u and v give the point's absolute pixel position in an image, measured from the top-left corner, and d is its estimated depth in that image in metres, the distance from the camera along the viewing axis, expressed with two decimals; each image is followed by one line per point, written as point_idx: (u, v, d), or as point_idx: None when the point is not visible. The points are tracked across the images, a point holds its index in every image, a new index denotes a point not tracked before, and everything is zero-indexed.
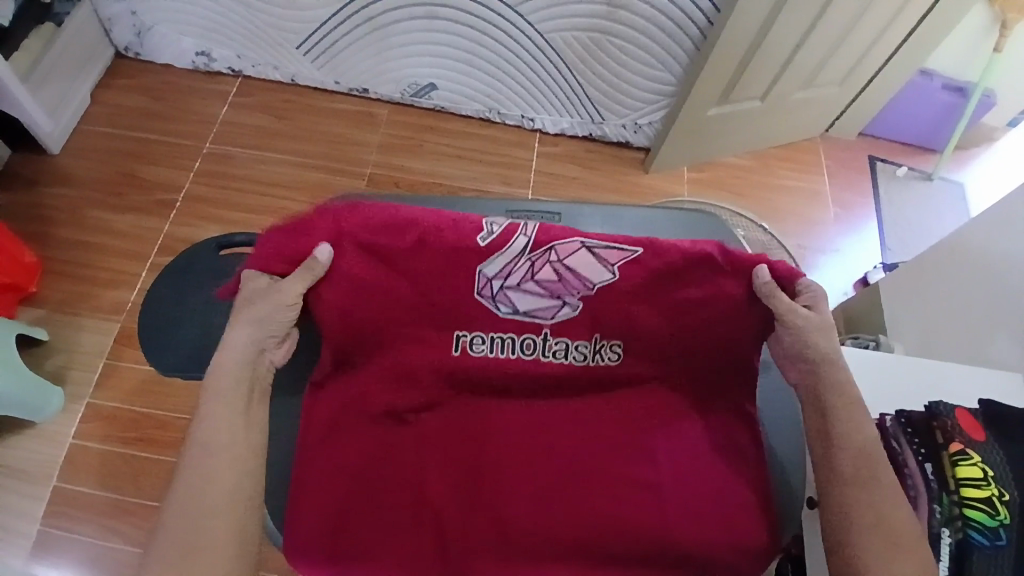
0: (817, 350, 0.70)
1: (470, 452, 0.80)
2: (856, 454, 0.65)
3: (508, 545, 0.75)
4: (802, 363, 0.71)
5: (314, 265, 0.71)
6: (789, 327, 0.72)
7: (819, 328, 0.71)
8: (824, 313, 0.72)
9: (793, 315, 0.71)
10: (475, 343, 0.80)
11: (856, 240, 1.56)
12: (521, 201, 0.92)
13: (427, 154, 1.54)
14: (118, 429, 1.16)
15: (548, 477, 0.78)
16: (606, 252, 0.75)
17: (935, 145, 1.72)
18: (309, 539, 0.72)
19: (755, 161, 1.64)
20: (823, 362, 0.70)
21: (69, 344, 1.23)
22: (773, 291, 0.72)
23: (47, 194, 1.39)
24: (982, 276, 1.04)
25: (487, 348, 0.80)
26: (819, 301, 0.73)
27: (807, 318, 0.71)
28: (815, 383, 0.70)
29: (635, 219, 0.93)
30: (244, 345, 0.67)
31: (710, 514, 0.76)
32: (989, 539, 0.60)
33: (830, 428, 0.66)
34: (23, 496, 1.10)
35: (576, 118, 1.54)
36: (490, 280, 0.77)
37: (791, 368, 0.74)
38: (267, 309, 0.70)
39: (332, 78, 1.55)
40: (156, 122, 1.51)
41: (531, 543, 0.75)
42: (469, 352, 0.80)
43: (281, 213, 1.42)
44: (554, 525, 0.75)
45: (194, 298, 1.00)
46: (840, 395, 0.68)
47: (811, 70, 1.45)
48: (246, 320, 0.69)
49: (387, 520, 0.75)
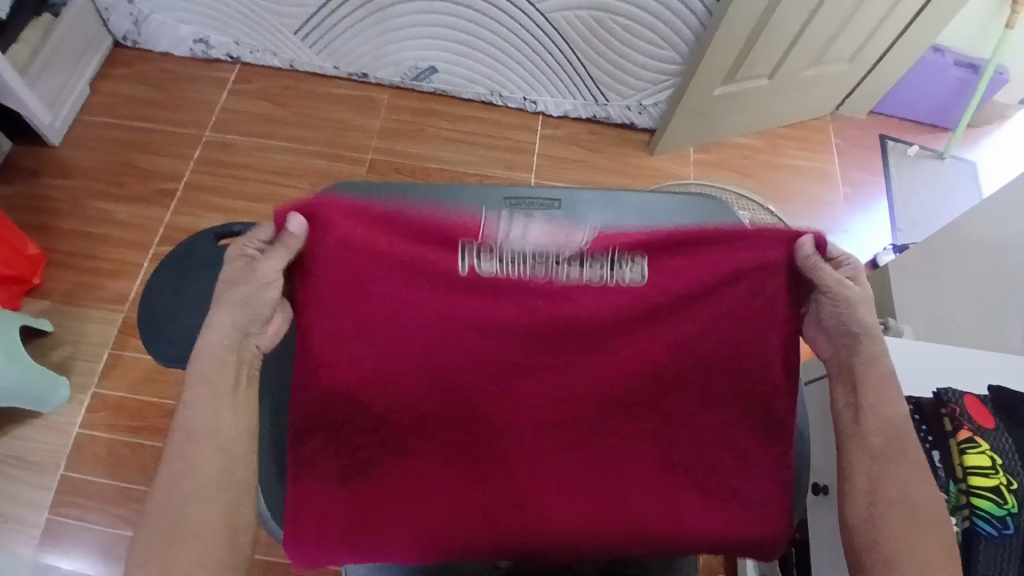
0: (860, 324, 0.63)
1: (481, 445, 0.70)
2: (882, 444, 0.61)
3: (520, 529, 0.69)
4: (841, 336, 0.65)
5: (289, 241, 0.62)
6: (830, 303, 0.64)
7: (861, 301, 0.63)
8: (867, 283, 0.65)
9: (838, 289, 0.63)
10: (484, 255, 0.65)
11: (865, 220, 1.53)
12: (523, 187, 0.84)
13: (428, 139, 1.52)
14: (124, 418, 1.17)
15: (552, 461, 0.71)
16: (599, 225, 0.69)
17: (947, 122, 1.68)
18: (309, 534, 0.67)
19: (762, 140, 1.61)
20: (866, 335, 0.64)
21: (74, 335, 1.24)
22: (814, 266, 0.63)
23: (48, 185, 1.39)
24: (993, 257, 1.01)
25: (498, 264, 0.65)
26: (862, 268, 0.64)
27: (852, 291, 0.63)
28: (852, 356, 0.64)
29: (638, 204, 0.85)
30: (225, 325, 0.62)
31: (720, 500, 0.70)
32: (996, 528, 0.60)
33: (861, 404, 0.62)
34: (32, 486, 1.11)
35: (579, 99, 1.52)
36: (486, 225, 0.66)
37: (826, 341, 0.67)
38: (250, 289, 0.62)
39: (331, 63, 1.53)
40: (154, 111, 1.50)
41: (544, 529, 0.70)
42: (477, 270, 0.65)
43: (281, 200, 1.41)
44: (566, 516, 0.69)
45: (194, 289, 0.99)
46: (880, 368, 0.63)
47: (819, 48, 1.41)
48: (231, 299, 0.62)
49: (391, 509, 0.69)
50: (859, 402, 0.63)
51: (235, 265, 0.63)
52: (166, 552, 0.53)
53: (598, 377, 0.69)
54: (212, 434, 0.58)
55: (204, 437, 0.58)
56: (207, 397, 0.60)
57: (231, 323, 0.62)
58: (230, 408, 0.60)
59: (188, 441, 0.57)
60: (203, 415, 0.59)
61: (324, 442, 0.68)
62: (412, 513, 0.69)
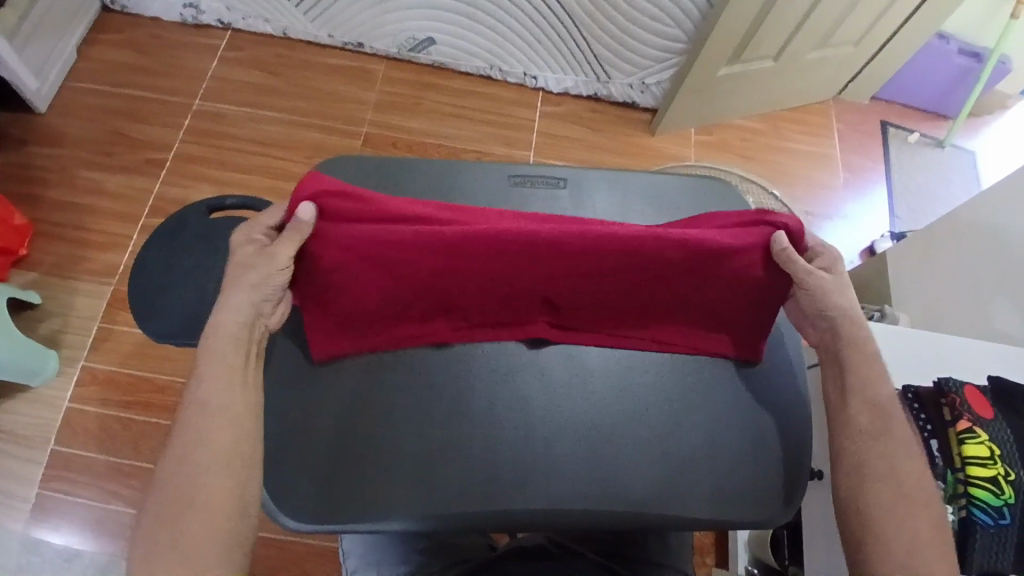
0: (837, 309, 0.64)
1: (461, 413, 0.64)
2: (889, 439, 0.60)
3: (516, 495, 0.61)
4: (818, 322, 0.66)
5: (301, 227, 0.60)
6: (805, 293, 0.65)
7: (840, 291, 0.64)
8: (843, 276, 0.66)
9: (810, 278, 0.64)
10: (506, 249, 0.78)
11: (863, 205, 1.53)
12: (526, 165, 0.81)
13: (425, 113, 1.48)
14: (115, 393, 1.15)
15: (550, 432, 0.64)
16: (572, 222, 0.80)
17: (948, 110, 1.67)
18: (300, 493, 0.61)
19: (763, 123, 1.59)
20: (843, 319, 0.64)
21: (62, 308, 1.21)
22: (788, 257, 0.63)
23: (34, 153, 1.35)
24: (991, 247, 1.01)
25: None
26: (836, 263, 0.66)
27: (823, 280, 0.64)
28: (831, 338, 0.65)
29: (645, 185, 0.82)
30: (241, 302, 0.61)
31: (726, 461, 0.65)
32: (993, 518, 0.61)
33: (845, 388, 0.63)
34: (21, 461, 1.09)
35: (581, 76, 1.49)
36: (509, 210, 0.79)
37: (808, 328, 0.68)
38: (262, 275, 0.61)
39: (326, 31, 1.48)
40: (143, 78, 1.45)
41: (546, 498, 0.61)
42: None
43: (274, 172, 1.38)
44: (568, 480, 0.62)
45: (186, 262, 0.97)
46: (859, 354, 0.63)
47: (827, 29, 1.39)
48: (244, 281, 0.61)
49: (375, 472, 0.61)
50: (841, 383, 0.63)
51: (245, 250, 0.63)
52: (169, 522, 0.53)
53: (619, 316, 0.68)
54: (210, 408, 0.57)
55: (205, 409, 0.57)
56: (215, 373, 0.58)
57: (246, 303, 0.61)
58: (234, 381, 0.58)
59: (198, 414, 0.57)
60: (209, 387, 0.57)
61: (324, 395, 0.64)
62: (407, 472, 0.61)
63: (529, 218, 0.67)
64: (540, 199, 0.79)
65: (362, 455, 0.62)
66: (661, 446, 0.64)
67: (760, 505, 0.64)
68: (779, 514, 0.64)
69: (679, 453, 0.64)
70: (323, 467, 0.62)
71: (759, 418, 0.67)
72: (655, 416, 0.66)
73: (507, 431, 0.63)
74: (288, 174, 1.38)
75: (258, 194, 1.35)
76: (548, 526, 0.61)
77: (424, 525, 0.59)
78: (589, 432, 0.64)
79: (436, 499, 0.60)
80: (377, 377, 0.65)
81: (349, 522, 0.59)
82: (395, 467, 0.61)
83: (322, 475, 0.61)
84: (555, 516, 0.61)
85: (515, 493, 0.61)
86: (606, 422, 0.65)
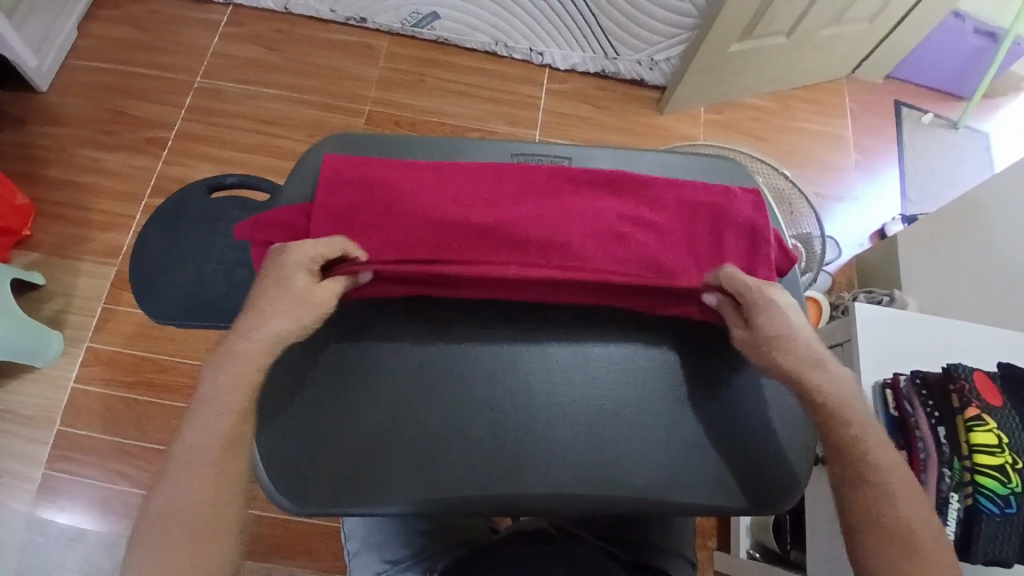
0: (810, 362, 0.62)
1: (458, 397, 0.63)
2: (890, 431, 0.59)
3: (516, 480, 0.60)
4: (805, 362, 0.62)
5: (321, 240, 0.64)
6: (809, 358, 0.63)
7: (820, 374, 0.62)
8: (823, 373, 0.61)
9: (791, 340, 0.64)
10: None
11: (874, 188, 1.49)
12: (529, 143, 0.77)
13: (428, 91, 1.46)
14: (119, 374, 1.16)
15: (548, 418, 0.63)
16: None
17: (963, 91, 1.62)
18: (297, 479, 0.60)
19: (773, 102, 1.55)
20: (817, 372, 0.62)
21: (66, 288, 1.21)
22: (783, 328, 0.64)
23: (34, 131, 1.34)
24: (1005, 233, 0.99)
25: None
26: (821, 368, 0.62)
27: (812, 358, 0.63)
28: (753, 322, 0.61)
29: (650, 165, 0.78)
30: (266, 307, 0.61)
31: (727, 448, 0.63)
32: (999, 507, 0.62)
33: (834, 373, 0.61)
34: (27, 440, 1.11)
35: (587, 53, 1.45)
36: None
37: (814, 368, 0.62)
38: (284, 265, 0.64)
39: (327, 6, 1.45)
40: (142, 54, 1.43)
41: (546, 483, 0.61)
42: None
43: (275, 151, 1.36)
44: (569, 465, 0.61)
45: (187, 244, 0.96)
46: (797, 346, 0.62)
47: (840, 5, 1.34)
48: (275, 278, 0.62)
49: (373, 458, 0.61)
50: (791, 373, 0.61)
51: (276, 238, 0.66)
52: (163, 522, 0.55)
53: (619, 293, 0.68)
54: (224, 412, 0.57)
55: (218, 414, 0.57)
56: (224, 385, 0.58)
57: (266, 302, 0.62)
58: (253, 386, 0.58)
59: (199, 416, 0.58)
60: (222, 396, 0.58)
61: (328, 384, 0.63)
62: (406, 456, 0.61)
63: (523, 196, 0.70)
64: None
65: (363, 437, 0.61)
66: (665, 431, 0.63)
67: (767, 494, 0.63)
68: (786, 503, 0.63)
69: (681, 439, 0.63)
70: (320, 452, 0.61)
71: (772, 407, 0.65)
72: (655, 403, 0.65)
73: (508, 416, 0.62)
74: (290, 153, 1.36)
75: (260, 173, 1.34)
76: (551, 510, 0.60)
77: (421, 509, 0.59)
78: (590, 416, 0.63)
79: (437, 483, 0.60)
80: (391, 366, 0.63)
81: (349, 506, 0.59)
82: (395, 451, 0.61)
83: (320, 458, 0.61)
84: (555, 502, 0.60)
85: (513, 477, 0.60)
86: (608, 407, 0.64)
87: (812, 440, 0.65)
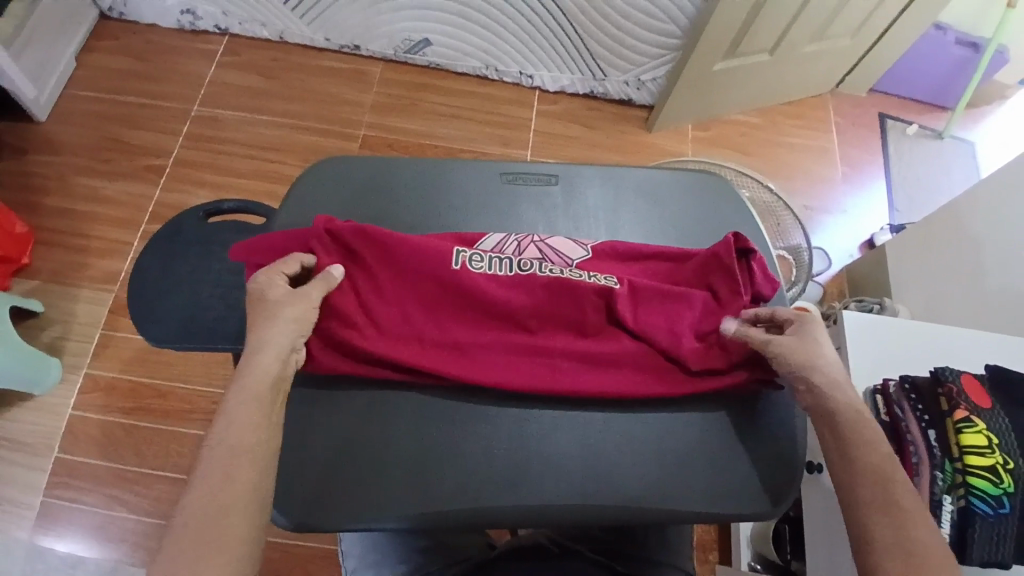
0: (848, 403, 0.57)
1: (443, 417, 0.63)
2: None
3: (506, 493, 0.60)
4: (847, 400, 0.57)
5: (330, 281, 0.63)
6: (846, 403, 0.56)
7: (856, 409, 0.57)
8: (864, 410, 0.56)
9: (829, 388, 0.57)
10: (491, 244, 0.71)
11: (862, 199, 1.52)
12: (518, 162, 0.79)
13: (422, 114, 1.49)
14: (118, 400, 1.16)
15: (535, 434, 0.63)
16: (563, 216, 0.77)
17: (947, 102, 1.66)
18: (290, 497, 0.60)
19: (760, 118, 1.59)
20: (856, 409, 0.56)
21: (64, 315, 1.22)
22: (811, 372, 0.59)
23: (33, 161, 1.36)
24: (991, 240, 1.01)
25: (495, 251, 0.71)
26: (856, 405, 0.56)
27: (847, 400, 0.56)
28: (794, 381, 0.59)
29: (640, 182, 0.80)
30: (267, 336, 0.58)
31: (716, 458, 0.64)
32: (992, 508, 0.63)
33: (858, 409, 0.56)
34: (24, 468, 1.10)
35: (576, 74, 1.49)
36: (501, 205, 0.77)
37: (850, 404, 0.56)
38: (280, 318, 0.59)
39: (321, 35, 1.49)
40: (140, 85, 1.46)
41: (536, 497, 0.60)
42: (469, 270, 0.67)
43: (272, 177, 1.38)
44: (559, 480, 0.61)
45: (185, 267, 0.97)
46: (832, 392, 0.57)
47: (821, 23, 1.38)
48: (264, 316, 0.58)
49: (365, 473, 0.61)
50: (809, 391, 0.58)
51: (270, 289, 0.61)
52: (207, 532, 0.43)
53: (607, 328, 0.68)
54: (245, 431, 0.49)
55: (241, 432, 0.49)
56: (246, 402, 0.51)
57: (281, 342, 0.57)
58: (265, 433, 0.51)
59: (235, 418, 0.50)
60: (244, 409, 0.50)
61: (323, 399, 0.64)
62: (399, 469, 0.61)
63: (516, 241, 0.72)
64: (531, 197, 0.77)
65: (355, 451, 0.62)
66: (657, 440, 0.64)
67: (761, 502, 0.63)
68: (780, 509, 0.63)
69: (672, 449, 0.64)
70: (311, 469, 0.61)
71: (764, 416, 0.66)
72: (642, 420, 0.65)
73: (502, 430, 0.63)
74: (286, 177, 1.38)
75: (256, 198, 1.36)
76: (545, 522, 0.60)
77: (413, 524, 0.59)
78: (582, 429, 0.64)
79: (430, 497, 0.60)
80: (383, 385, 0.64)
81: (341, 522, 0.59)
82: (388, 466, 0.61)
83: (315, 475, 0.61)
84: (548, 514, 0.60)
85: (505, 490, 0.60)
86: (599, 418, 0.65)
87: (801, 447, 0.66)
